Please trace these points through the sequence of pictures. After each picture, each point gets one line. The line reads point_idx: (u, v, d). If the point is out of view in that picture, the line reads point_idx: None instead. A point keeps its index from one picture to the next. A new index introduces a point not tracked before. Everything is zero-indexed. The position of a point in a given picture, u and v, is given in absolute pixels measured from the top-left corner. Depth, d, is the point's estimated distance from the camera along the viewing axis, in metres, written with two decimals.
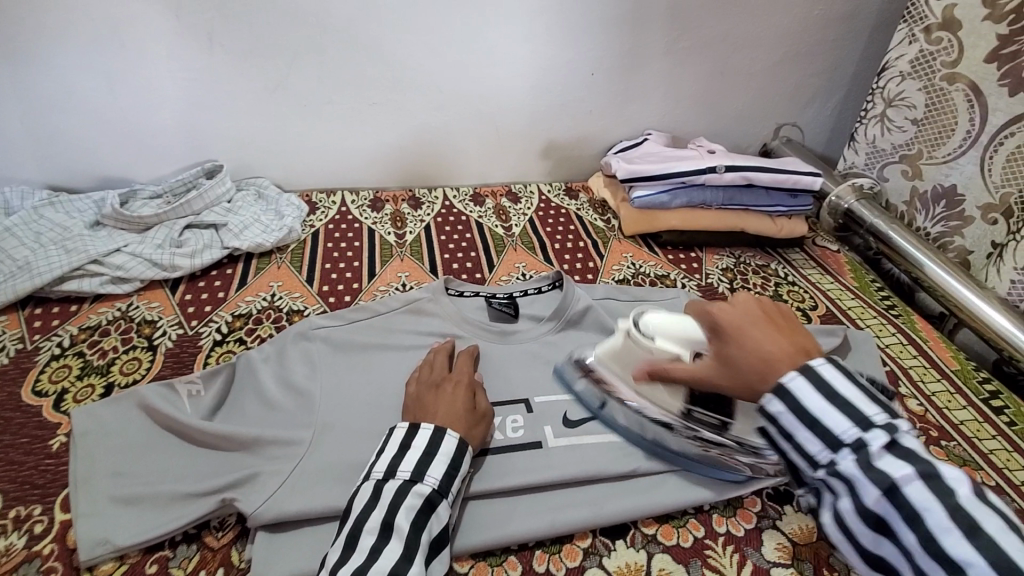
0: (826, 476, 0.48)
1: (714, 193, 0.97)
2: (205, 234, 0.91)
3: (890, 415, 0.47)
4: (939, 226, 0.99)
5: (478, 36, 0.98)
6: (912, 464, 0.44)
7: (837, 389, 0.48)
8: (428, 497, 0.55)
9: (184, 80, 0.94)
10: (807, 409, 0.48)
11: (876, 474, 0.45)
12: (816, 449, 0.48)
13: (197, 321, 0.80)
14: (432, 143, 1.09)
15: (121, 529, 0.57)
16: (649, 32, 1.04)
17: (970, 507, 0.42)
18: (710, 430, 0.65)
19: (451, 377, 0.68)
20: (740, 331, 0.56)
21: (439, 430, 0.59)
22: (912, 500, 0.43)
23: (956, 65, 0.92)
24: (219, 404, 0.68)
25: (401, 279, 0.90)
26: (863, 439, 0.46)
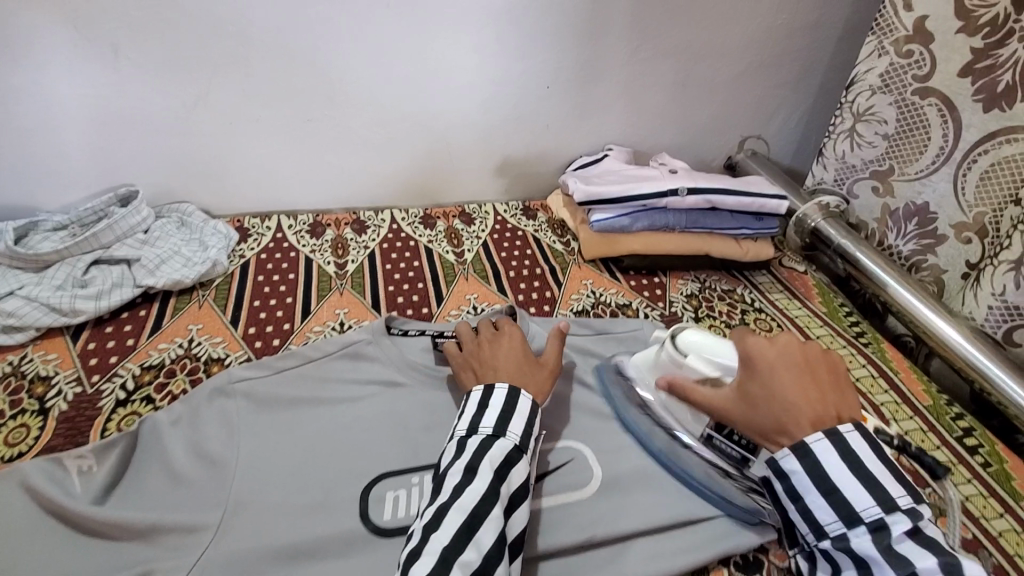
0: (832, 548, 0.49)
1: (677, 216, 0.92)
2: (114, 271, 0.81)
3: (913, 499, 0.48)
4: (910, 244, 0.96)
5: (421, 47, 0.91)
6: (934, 554, 0.45)
7: (864, 463, 0.49)
8: (509, 450, 0.57)
9: (87, 99, 0.84)
10: (829, 478, 0.49)
11: (896, 560, 0.45)
12: (829, 519, 0.49)
13: (100, 376, 0.70)
14: (375, 162, 1.01)
15: None
16: (605, 42, 0.98)
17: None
18: (731, 463, 0.60)
19: (502, 336, 0.71)
20: (772, 372, 0.54)
21: (517, 394, 0.61)
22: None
23: (928, 79, 0.88)
24: (116, 480, 0.60)
25: (339, 316, 0.82)
26: (884, 521, 0.47)
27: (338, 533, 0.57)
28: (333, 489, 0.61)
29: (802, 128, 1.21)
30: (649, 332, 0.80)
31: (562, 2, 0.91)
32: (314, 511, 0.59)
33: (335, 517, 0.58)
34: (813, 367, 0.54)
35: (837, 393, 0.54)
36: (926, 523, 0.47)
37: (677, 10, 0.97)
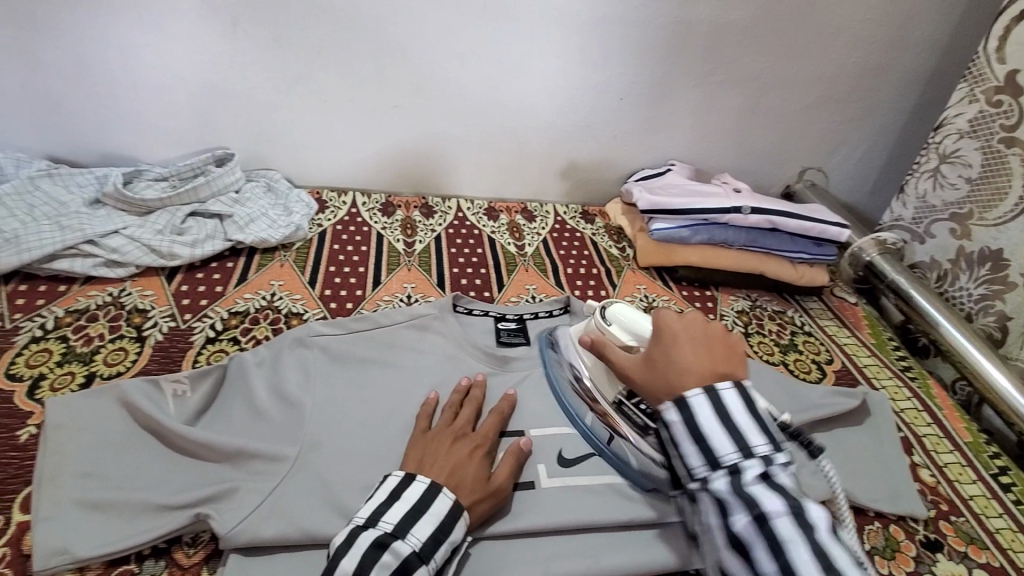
0: (699, 492, 0.49)
1: (738, 234, 0.94)
2: (208, 224, 0.88)
3: (774, 449, 0.49)
4: (981, 289, 0.96)
5: (509, 49, 0.96)
6: (784, 500, 0.45)
7: (732, 414, 0.50)
8: (405, 558, 0.49)
9: (202, 64, 0.91)
10: (699, 424, 0.50)
11: (749, 501, 0.46)
12: (695, 464, 0.50)
13: (191, 315, 0.76)
14: (447, 153, 1.07)
15: (82, 537, 0.51)
16: (686, 61, 1.02)
17: (825, 540, 0.44)
18: (631, 426, 0.66)
19: (475, 434, 0.63)
20: (672, 340, 0.56)
21: (435, 486, 0.54)
22: (777, 533, 0.44)
23: (1015, 130, 0.90)
24: (205, 408, 0.65)
25: (407, 289, 0.87)
26: (740, 464, 0.48)
27: None
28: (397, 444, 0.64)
29: (861, 165, 1.23)
30: None
31: (648, 21, 0.96)
32: (381, 461, 0.63)
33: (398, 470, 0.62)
34: (711, 342, 0.55)
35: (725, 363, 0.54)
36: (785, 472, 0.48)
37: (757, 40, 1.01)
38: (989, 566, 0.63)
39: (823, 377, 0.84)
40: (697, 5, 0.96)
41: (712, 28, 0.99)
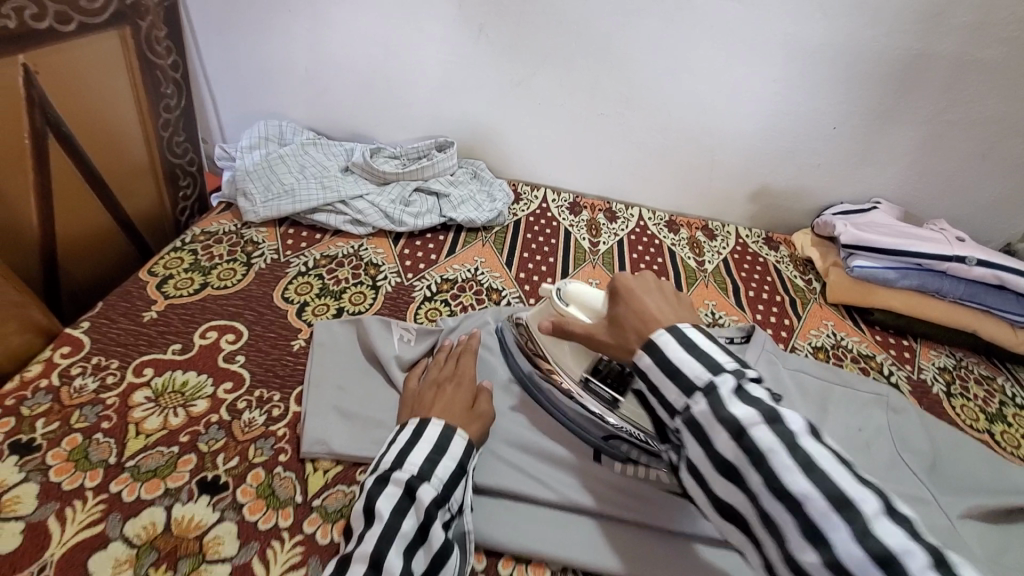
0: (680, 423, 0.45)
1: (954, 284, 0.87)
2: (429, 200, 1.01)
3: (742, 367, 0.45)
4: None
5: (726, 70, 0.97)
6: (759, 407, 0.41)
7: (699, 344, 0.46)
8: (407, 482, 0.53)
9: (446, 62, 1.05)
10: (671, 359, 0.46)
11: (723, 416, 0.42)
12: (673, 397, 0.45)
13: (413, 275, 0.89)
14: (641, 163, 1.11)
15: (336, 436, 0.63)
16: (915, 95, 0.96)
17: (806, 444, 0.39)
18: (602, 405, 0.65)
19: (457, 376, 0.67)
20: (629, 292, 0.55)
21: (421, 421, 0.59)
22: (757, 441, 0.39)
23: None
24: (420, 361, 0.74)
25: (592, 285, 0.93)
26: (712, 383, 0.43)
27: (584, 456, 0.66)
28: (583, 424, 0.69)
29: None
30: (899, 396, 0.77)
31: (882, 52, 0.92)
32: (567, 433, 0.68)
33: (581, 448, 0.67)
34: (667, 292, 0.55)
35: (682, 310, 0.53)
36: (758, 385, 0.44)
37: (1012, 83, 0.92)
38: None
39: None
40: (944, 41, 0.90)
41: (956, 66, 0.92)
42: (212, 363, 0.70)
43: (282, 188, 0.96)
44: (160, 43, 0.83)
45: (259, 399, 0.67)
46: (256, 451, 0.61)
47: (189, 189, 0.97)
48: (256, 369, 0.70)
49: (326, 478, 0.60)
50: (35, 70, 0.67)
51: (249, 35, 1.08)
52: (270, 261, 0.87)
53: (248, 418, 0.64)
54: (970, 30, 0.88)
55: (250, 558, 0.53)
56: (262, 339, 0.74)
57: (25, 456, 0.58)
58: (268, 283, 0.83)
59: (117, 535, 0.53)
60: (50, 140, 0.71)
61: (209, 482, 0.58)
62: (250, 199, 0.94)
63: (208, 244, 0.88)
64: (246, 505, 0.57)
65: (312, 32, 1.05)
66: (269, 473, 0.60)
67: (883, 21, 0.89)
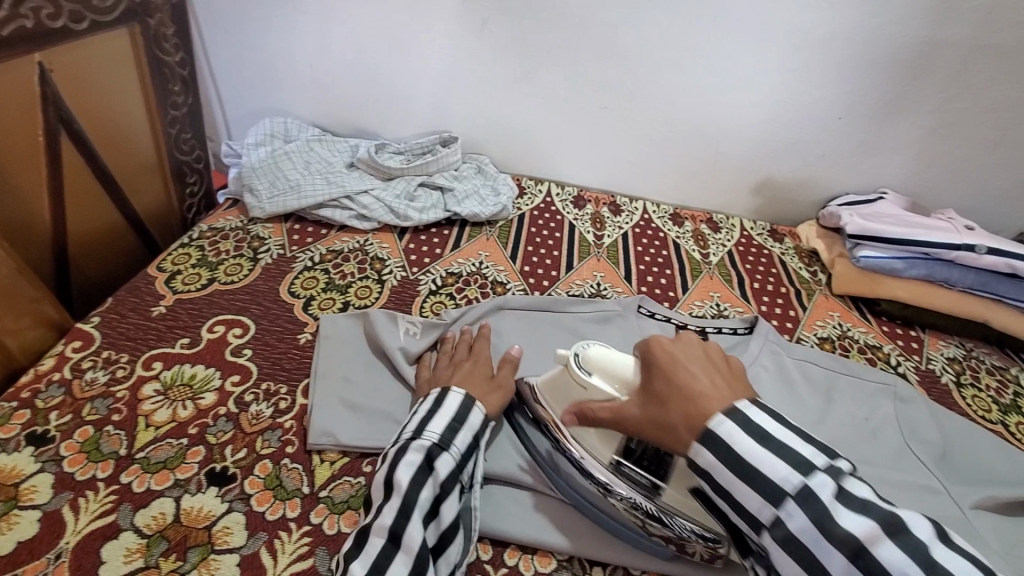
0: (771, 541, 0.43)
1: (963, 273, 0.86)
2: (434, 195, 1.02)
3: (827, 458, 0.44)
4: None
5: (731, 60, 0.97)
6: (871, 517, 0.40)
7: (770, 434, 0.45)
8: (428, 452, 0.54)
9: (450, 56, 1.05)
10: (742, 458, 0.44)
11: (838, 537, 0.40)
12: (757, 506, 0.44)
13: (418, 269, 0.89)
14: (645, 156, 1.11)
15: (342, 428, 0.63)
16: (922, 83, 0.95)
17: (933, 550, 0.38)
18: (640, 492, 0.58)
19: (471, 356, 0.68)
20: (675, 364, 0.51)
21: (444, 389, 0.60)
22: (883, 561, 0.38)
23: None
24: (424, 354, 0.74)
25: (596, 278, 0.93)
26: (808, 487, 0.42)
27: None
28: None
29: None
30: (907, 386, 0.77)
31: (890, 38, 0.91)
32: None
33: None
34: (716, 363, 0.51)
35: (733, 381, 0.50)
36: (856, 481, 0.43)
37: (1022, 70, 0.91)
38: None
39: None
40: (953, 25, 0.89)
41: (966, 51, 0.91)
42: (220, 356, 0.70)
43: (288, 184, 0.97)
44: (168, 40, 0.84)
45: (266, 392, 0.67)
46: (263, 442, 0.62)
47: (195, 186, 0.98)
48: (264, 363, 0.71)
49: (333, 469, 0.60)
50: (51, 69, 0.69)
51: (253, 30, 1.08)
52: (276, 256, 0.88)
53: (255, 411, 0.65)
54: (980, 15, 0.87)
55: (259, 548, 0.53)
56: (269, 333, 0.74)
57: (40, 447, 0.59)
58: (274, 278, 0.83)
59: (127, 525, 0.54)
60: (63, 136, 0.73)
61: (217, 474, 0.59)
62: (256, 195, 0.95)
63: (215, 241, 0.89)
64: (253, 496, 0.57)
65: (318, 28, 1.06)
66: (276, 464, 0.60)
67: (890, 9, 0.88)
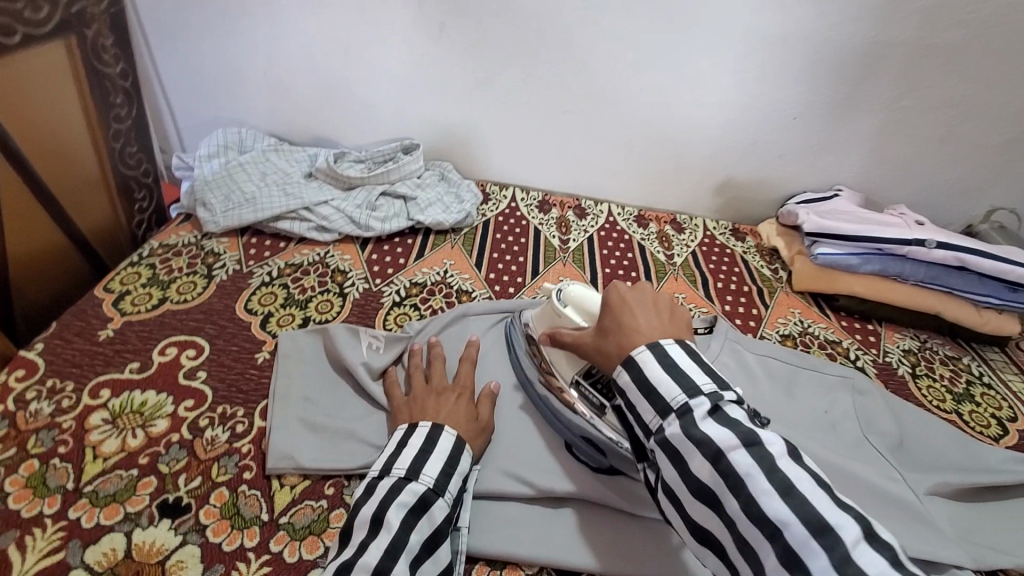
0: (656, 445, 0.47)
1: (916, 268, 0.89)
2: (396, 204, 1.00)
3: (720, 388, 0.48)
4: None
5: (689, 62, 0.98)
6: (734, 432, 0.43)
7: (678, 363, 0.49)
8: (422, 495, 0.52)
9: (408, 62, 1.04)
10: (646, 377, 0.49)
11: (700, 440, 0.44)
12: (648, 416, 0.48)
13: (381, 280, 0.88)
14: (608, 158, 1.11)
15: (303, 451, 0.61)
16: (871, 83, 0.97)
17: (779, 462, 0.42)
18: (587, 406, 0.64)
19: (452, 385, 0.67)
20: (624, 305, 0.55)
21: (438, 427, 0.58)
22: (734, 465, 0.42)
23: None
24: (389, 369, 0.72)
25: (562, 283, 0.93)
26: (688, 405, 0.46)
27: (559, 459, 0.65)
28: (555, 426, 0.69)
29: None
30: (866, 379, 0.79)
31: (840, 39, 0.93)
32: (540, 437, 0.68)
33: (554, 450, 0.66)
34: (662, 307, 0.55)
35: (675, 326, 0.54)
36: (736, 407, 0.47)
37: (963, 68, 0.95)
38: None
39: (1003, 435, 0.77)
40: (898, 27, 0.92)
41: (910, 51, 0.94)
42: (173, 380, 0.68)
43: (244, 196, 0.94)
44: (107, 51, 0.81)
45: (222, 416, 0.65)
46: (220, 469, 0.60)
47: (145, 202, 0.94)
48: (219, 385, 0.68)
49: (293, 494, 0.59)
50: None
51: (203, 38, 1.05)
52: (231, 272, 0.85)
53: (211, 436, 0.62)
54: (922, 16, 0.90)
55: None
56: (224, 353, 0.72)
57: None
58: (229, 295, 0.80)
59: (73, 564, 0.51)
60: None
61: (170, 505, 0.56)
62: (210, 210, 0.92)
63: (167, 258, 0.85)
64: (209, 527, 0.55)
65: (271, 35, 1.03)
66: (233, 492, 0.58)
67: (837, 10, 0.91)
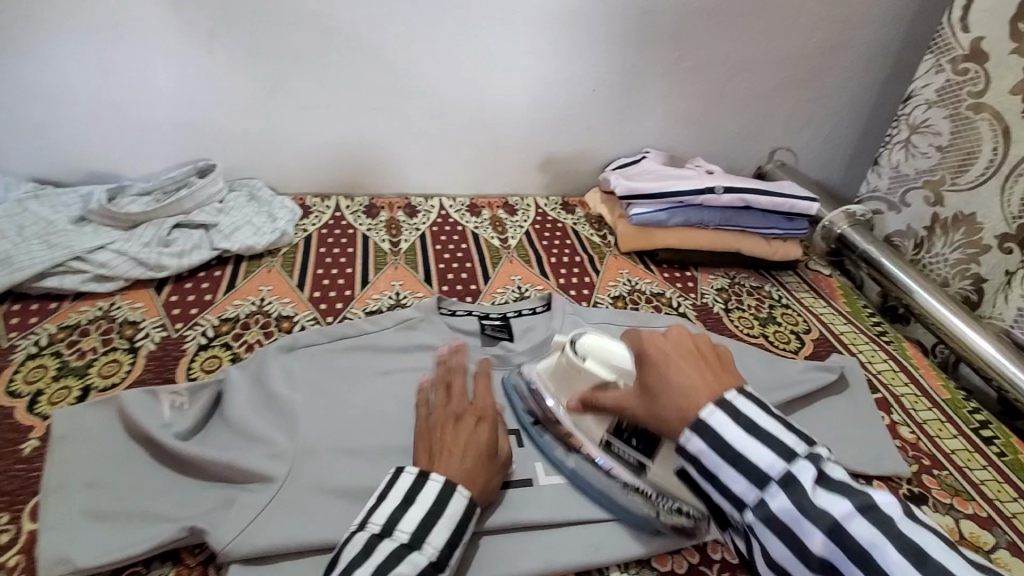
0: (754, 520, 0.45)
1: (713, 214, 0.98)
2: (194, 234, 0.89)
3: (809, 443, 0.46)
4: (956, 253, 0.95)
5: (483, 46, 0.98)
6: (845, 495, 0.42)
7: (757, 422, 0.47)
8: (424, 568, 0.49)
9: (181, 76, 0.93)
10: (728, 443, 0.46)
11: (815, 514, 0.42)
12: (741, 489, 0.45)
13: (182, 325, 0.78)
14: (429, 151, 1.08)
15: (84, 548, 0.53)
16: (651, 50, 1.05)
17: (911, 534, 0.40)
18: (629, 470, 0.62)
19: (472, 407, 0.62)
20: (663, 359, 0.53)
21: (451, 485, 0.54)
22: (855, 538, 0.41)
23: (982, 96, 0.89)
24: (194, 428, 0.65)
25: (395, 288, 0.89)
26: (790, 472, 0.44)
27: None
28: (395, 443, 0.66)
29: (832, 143, 1.26)
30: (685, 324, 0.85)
31: (614, 11, 0.99)
32: (377, 460, 0.64)
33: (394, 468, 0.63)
34: (706, 353, 0.53)
35: (723, 374, 0.52)
36: (832, 462, 0.45)
37: (722, 27, 1.05)
38: (976, 516, 0.66)
39: (801, 347, 0.86)
40: None
41: (677, 17, 1.02)
42: None
43: None
44: None
45: None
46: None
47: None
48: None
49: None
50: None
51: None
52: None
53: None
54: None
55: None
56: None
57: None
58: None
59: None
60: None
61: None
62: None
63: None
64: None
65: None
66: None
67: None
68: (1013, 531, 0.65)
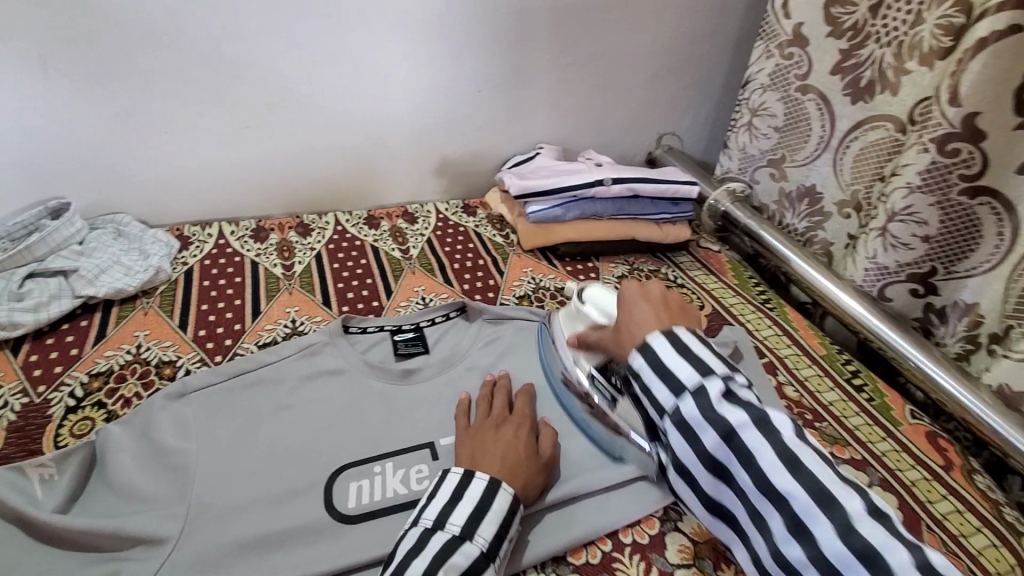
0: (671, 424, 0.53)
1: (605, 205, 1.01)
2: (51, 283, 0.80)
3: (734, 373, 0.54)
4: (804, 222, 1.05)
5: (357, 54, 0.95)
6: (747, 411, 0.50)
7: (691, 348, 0.55)
8: (476, 559, 0.52)
9: (12, 108, 0.82)
10: (663, 363, 0.55)
11: (714, 420, 0.50)
12: (665, 397, 0.54)
13: (46, 386, 0.70)
14: (315, 167, 1.04)
15: None
16: (529, 48, 1.06)
17: (793, 446, 0.48)
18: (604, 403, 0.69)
19: (512, 417, 0.66)
20: (631, 301, 0.64)
21: (495, 481, 0.56)
22: (745, 442, 0.49)
23: (807, 78, 0.98)
24: (74, 495, 0.59)
25: (290, 315, 0.85)
26: (703, 384, 0.52)
27: (303, 519, 0.59)
28: (297, 482, 0.62)
29: (710, 124, 1.33)
30: None
31: (486, 11, 0.98)
32: (279, 503, 0.60)
33: (297, 509, 0.60)
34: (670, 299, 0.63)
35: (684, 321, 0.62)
36: (744, 388, 0.53)
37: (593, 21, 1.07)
38: (852, 460, 0.73)
39: None
40: None
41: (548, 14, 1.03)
42: None
43: None
44: None
45: None
46: None
47: None
48: None
49: None
50: None
51: None
52: None
53: None
54: None
55: None
56: None
57: None
58: None
59: None
60: None
61: None
62: None
63: None
64: None
65: None
66: None
67: None
68: (884, 469, 0.72)
